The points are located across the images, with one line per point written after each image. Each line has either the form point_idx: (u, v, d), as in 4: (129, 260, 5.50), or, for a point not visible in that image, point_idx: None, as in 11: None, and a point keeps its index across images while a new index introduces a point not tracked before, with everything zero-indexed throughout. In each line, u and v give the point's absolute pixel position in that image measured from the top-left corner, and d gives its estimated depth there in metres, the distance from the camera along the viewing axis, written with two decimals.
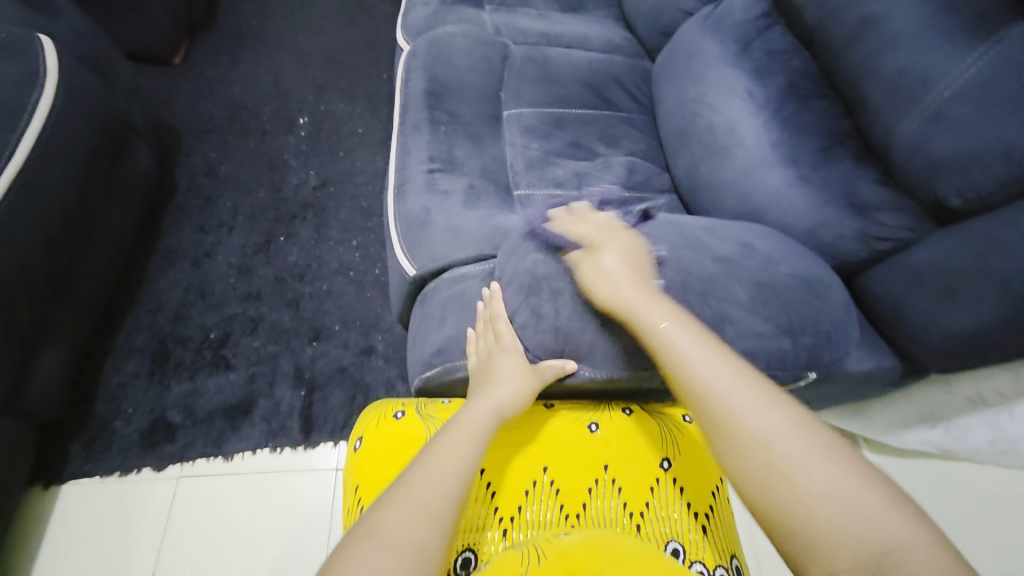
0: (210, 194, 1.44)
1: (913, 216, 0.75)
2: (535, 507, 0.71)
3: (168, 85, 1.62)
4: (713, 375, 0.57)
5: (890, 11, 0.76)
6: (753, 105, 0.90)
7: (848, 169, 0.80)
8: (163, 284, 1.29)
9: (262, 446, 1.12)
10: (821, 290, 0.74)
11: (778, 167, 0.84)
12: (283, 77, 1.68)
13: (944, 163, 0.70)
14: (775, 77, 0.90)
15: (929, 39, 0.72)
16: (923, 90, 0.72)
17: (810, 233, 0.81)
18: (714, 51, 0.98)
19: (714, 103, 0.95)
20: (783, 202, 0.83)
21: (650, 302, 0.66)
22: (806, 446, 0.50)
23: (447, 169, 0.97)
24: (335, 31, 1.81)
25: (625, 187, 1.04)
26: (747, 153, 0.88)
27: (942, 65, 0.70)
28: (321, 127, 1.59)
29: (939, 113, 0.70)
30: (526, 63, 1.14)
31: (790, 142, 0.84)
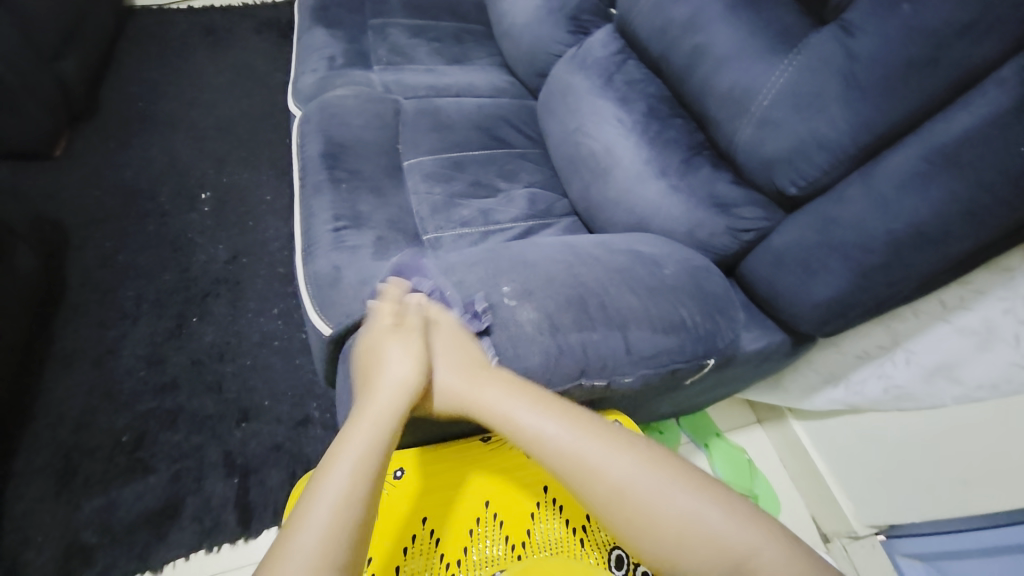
0: (108, 286, 1.35)
1: (765, 207, 0.86)
2: (481, 545, 0.72)
3: (50, 179, 1.52)
4: (590, 465, 0.62)
5: (711, 39, 0.89)
6: (623, 128, 1.00)
7: (709, 175, 0.90)
8: (62, 392, 1.17)
9: (197, 548, 1.03)
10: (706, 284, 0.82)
11: (654, 179, 0.93)
12: (179, 155, 1.64)
13: (778, 159, 0.81)
14: (638, 103, 1.01)
15: (748, 57, 0.84)
16: (751, 100, 0.84)
17: (690, 234, 0.89)
18: (583, 85, 1.09)
19: (591, 131, 1.04)
20: (663, 210, 0.91)
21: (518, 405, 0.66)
22: (649, 487, 0.60)
23: (353, 224, 0.98)
24: (230, 103, 1.81)
25: (528, 217, 1.10)
26: (626, 171, 0.97)
27: (762, 79, 0.82)
28: (226, 200, 1.56)
29: (766, 118, 0.82)
30: (419, 115, 1.20)
31: (658, 157, 0.94)
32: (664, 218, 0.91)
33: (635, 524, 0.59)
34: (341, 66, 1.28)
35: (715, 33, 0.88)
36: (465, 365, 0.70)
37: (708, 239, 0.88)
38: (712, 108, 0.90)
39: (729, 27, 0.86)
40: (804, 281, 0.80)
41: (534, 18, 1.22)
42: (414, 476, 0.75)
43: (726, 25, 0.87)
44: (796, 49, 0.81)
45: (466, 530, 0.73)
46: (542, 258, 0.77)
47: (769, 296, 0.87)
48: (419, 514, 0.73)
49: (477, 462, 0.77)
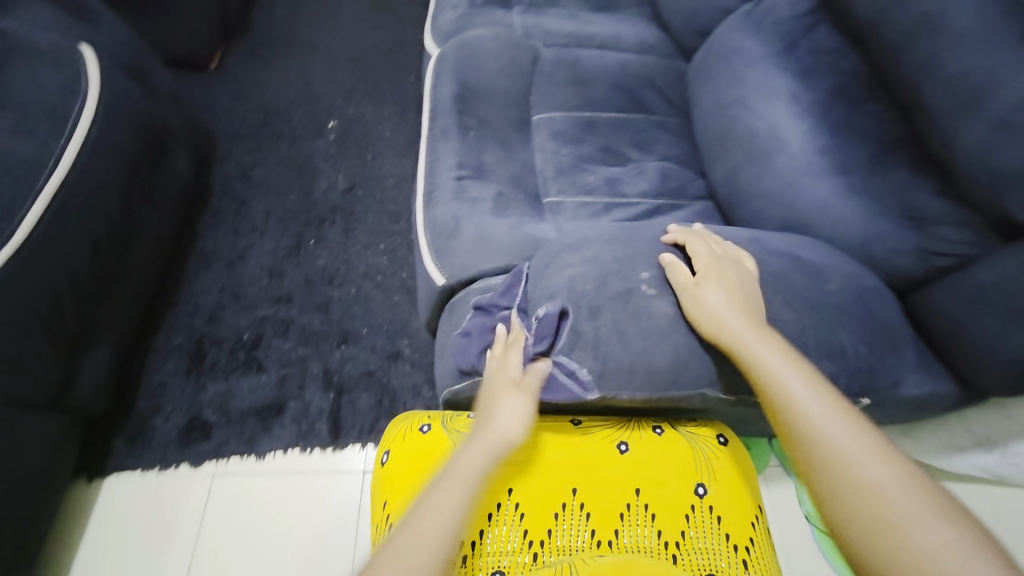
0: (243, 197, 1.47)
1: (973, 231, 0.70)
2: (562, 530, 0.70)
3: (205, 90, 1.65)
4: (809, 402, 0.57)
5: (950, 7, 0.70)
6: (798, 109, 0.86)
7: (904, 178, 0.74)
8: (199, 285, 1.32)
9: (293, 446, 1.14)
10: (867, 309, 0.70)
11: (826, 175, 0.79)
12: (313, 82, 1.71)
13: (1012, 175, 0.64)
14: (822, 82, 0.86)
15: (1004, 34, 0.65)
16: (992, 93, 0.66)
17: (860, 245, 0.76)
18: (755, 51, 0.95)
19: (756, 108, 0.92)
20: (832, 212, 0.78)
21: (744, 320, 0.63)
22: (860, 447, 0.54)
23: (476, 175, 0.95)
24: (364, 34, 1.83)
25: (657, 194, 1.02)
26: (793, 158, 0.83)
27: (1014, 69, 0.64)
28: (350, 131, 1.63)
29: (1009, 118, 0.64)
30: (557, 65, 1.11)
31: (838, 150, 0.79)
32: (830, 222, 0.78)
33: (834, 471, 0.53)
34: (482, 4, 1.22)
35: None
36: (730, 284, 0.66)
37: (881, 257, 0.75)
38: (928, 95, 0.72)
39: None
40: (1007, 330, 0.65)
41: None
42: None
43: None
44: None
45: (549, 510, 0.71)
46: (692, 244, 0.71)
47: (948, 337, 0.72)
48: (504, 484, 0.73)
49: (566, 446, 0.76)
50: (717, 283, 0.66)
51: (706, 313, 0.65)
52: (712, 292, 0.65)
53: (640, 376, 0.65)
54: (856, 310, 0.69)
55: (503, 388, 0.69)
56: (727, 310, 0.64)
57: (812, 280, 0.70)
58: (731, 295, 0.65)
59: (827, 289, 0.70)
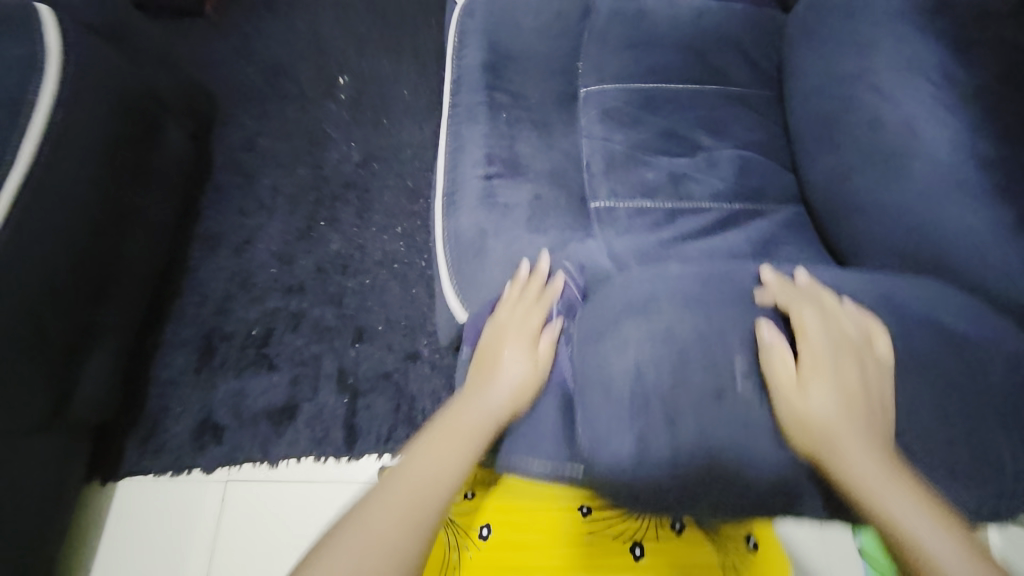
0: (250, 171, 1.33)
1: None
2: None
3: (204, 44, 1.46)
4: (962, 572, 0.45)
5: None
6: (944, 98, 0.66)
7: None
8: (205, 272, 1.21)
9: (307, 454, 1.08)
10: (1021, 393, 0.53)
11: (977, 200, 0.61)
12: (322, 31, 1.49)
13: None
14: (966, 77, 0.65)
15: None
16: None
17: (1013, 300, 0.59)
18: (886, 10, 0.72)
19: (887, 92, 0.69)
20: (1005, 257, 0.59)
21: (851, 431, 0.50)
22: None
23: (508, 173, 0.77)
24: None
25: (735, 196, 0.80)
26: (937, 178, 0.64)
27: None
28: (363, 91, 1.43)
29: None
30: (614, 20, 0.87)
31: (997, 165, 0.61)
32: (995, 269, 0.60)
33: None
34: None
35: None
36: (849, 394, 0.52)
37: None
38: None
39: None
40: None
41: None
42: (502, 541, 0.73)
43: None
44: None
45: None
46: (805, 320, 0.55)
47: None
48: None
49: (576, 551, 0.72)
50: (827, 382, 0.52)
51: (806, 421, 0.51)
52: (816, 397, 0.52)
53: (718, 490, 0.52)
54: (1012, 398, 0.53)
55: (517, 339, 0.64)
56: (832, 419, 0.51)
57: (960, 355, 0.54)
58: (846, 408, 0.51)
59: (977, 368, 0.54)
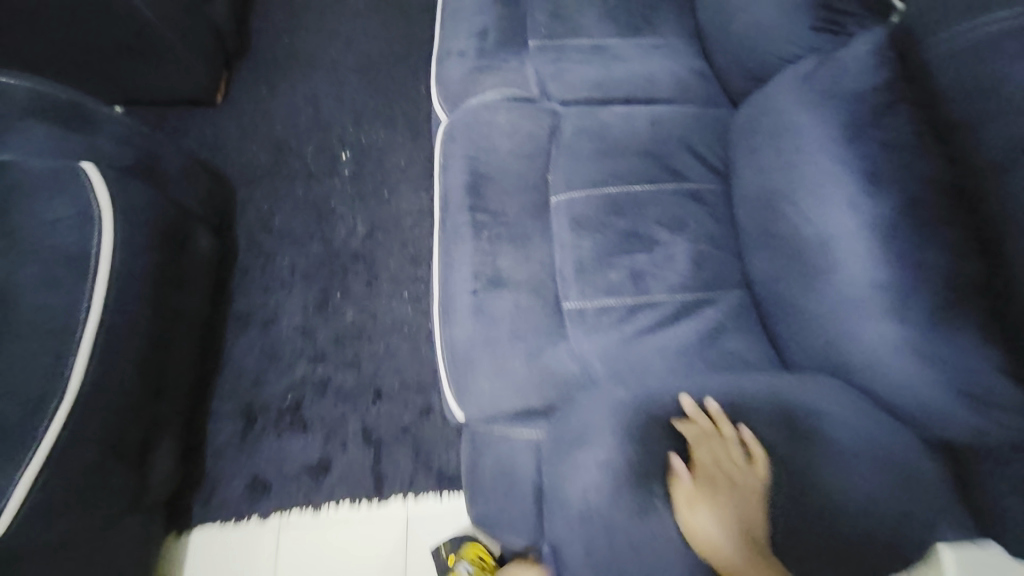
0: (269, 250, 1.48)
1: None
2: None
3: (215, 128, 1.57)
4: None
5: None
6: (859, 221, 0.73)
7: (969, 343, 0.64)
8: (240, 347, 1.39)
9: (343, 501, 1.27)
10: (876, 477, 0.68)
11: (883, 320, 0.69)
12: (322, 106, 1.61)
13: None
14: (890, 190, 0.72)
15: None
16: None
17: (913, 404, 0.69)
18: (812, 131, 0.80)
19: (805, 210, 0.79)
20: (900, 372, 0.69)
21: (739, 544, 0.65)
22: None
23: (492, 288, 0.92)
24: (369, 39, 1.69)
25: (689, 288, 0.93)
26: (845, 295, 0.73)
27: None
28: (364, 163, 1.55)
29: None
30: (578, 135, 1.00)
31: (900, 288, 0.68)
32: (891, 378, 0.70)
33: None
34: (492, 49, 1.07)
35: None
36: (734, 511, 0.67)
37: (939, 424, 0.68)
38: None
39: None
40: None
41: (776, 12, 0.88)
42: None
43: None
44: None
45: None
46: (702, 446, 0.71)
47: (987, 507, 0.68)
48: None
49: None
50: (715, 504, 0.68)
51: (710, 538, 0.66)
52: (719, 517, 0.67)
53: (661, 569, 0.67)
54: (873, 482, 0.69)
55: None
56: (725, 538, 0.66)
57: (841, 463, 0.69)
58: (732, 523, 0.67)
59: (856, 465, 0.68)
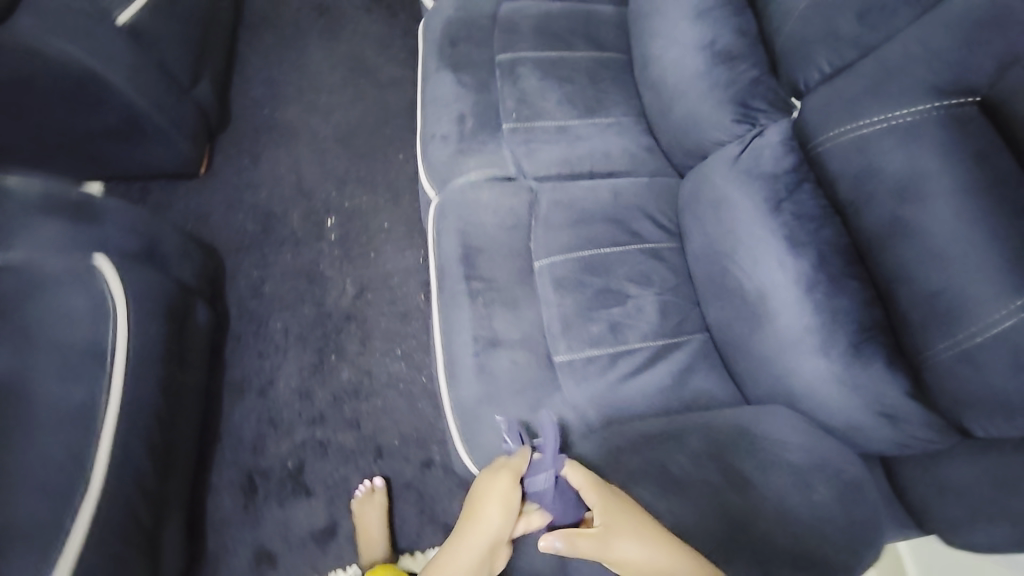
0: (260, 317, 1.51)
1: (938, 429, 0.77)
2: (485, 511, 0.83)
3: (199, 200, 1.61)
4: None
5: (925, 228, 0.76)
6: (789, 275, 0.90)
7: (881, 373, 0.80)
8: (238, 417, 1.41)
9: (352, 563, 1.30)
10: (826, 489, 0.83)
11: (818, 355, 0.85)
12: (305, 174, 1.68)
13: (971, 402, 0.73)
14: (808, 252, 0.89)
15: (977, 268, 0.71)
16: (957, 322, 0.73)
17: (844, 430, 0.84)
18: (744, 202, 0.98)
19: (745, 266, 0.96)
20: (832, 403, 0.84)
21: (654, 560, 0.75)
22: None
23: (491, 348, 1.03)
24: (346, 108, 1.78)
25: (660, 335, 1.08)
26: (787, 336, 0.89)
27: (982, 303, 0.70)
28: (349, 227, 1.63)
29: (970, 354, 0.72)
30: (553, 208, 1.15)
31: (825, 329, 0.85)
32: (825, 406, 0.85)
33: None
34: (472, 133, 1.21)
35: (935, 220, 0.75)
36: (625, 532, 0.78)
37: (869, 441, 0.83)
38: (908, 295, 0.78)
39: (951, 217, 0.74)
40: (965, 522, 0.75)
41: (711, 102, 1.07)
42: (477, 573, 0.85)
43: (950, 211, 0.74)
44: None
45: (490, 562, 0.82)
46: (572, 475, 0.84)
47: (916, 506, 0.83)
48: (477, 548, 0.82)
49: None
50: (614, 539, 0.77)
51: (635, 572, 0.76)
52: (627, 547, 0.76)
53: None
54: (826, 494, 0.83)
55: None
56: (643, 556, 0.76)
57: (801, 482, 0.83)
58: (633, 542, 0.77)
59: (811, 481, 0.83)
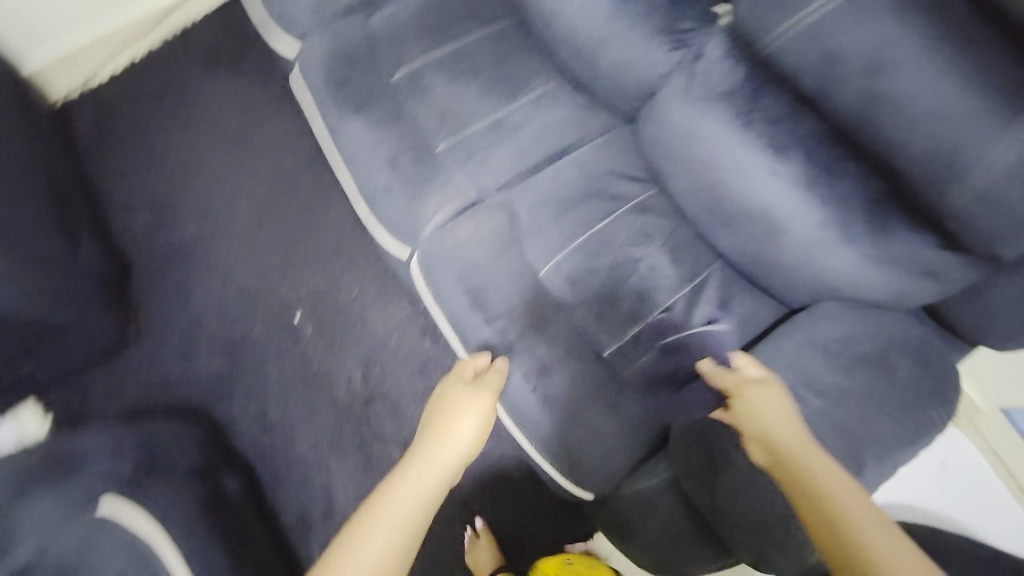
0: (282, 445, 1.39)
1: (972, 264, 0.82)
2: (456, 427, 0.89)
3: (151, 363, 1.42)
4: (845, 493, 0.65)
5: (906, 96, 0.77)
6: (789, 181, 0.90)
7: (908, 238, 0.84)
8: (319, 549, 1.33)
9: None
10: (900, 358, 0.88)
11: (843, 246, 0.88)
12: (243, 280, 1.50)
13: (998, 234, 0.77)
14: (796, 154, 0.90)
15: (972, 105, 0.73)
16: (966, 172, 0.76)
17: (890, 298, 0.90)
18: (714, 127, 0.95)
19: (741, 188, 0.95)
20: (875, 280, 0.88)
21: (787, 427, 0.75)
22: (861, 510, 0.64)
23: (546, 376, 0.98)
24: (246, 190, 1.57)
25: (685, 282, 1.08)
26: (810, 238, 0.90)
27: (982, 146, 0.74)
28: (319, 311, 1.48)
29: (985, 195, 0.75)
30: (532, 211, 1.10)
31: (842, 218, 0.87)
32: (866, 286, 0.90)
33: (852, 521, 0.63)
34: (413, 171, 1.10)
35: (911, 85, 0.77)
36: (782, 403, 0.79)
37: (917, 300, 0.89)
38: (908, 157, 0.80)
39: (929, 70, 0.75)
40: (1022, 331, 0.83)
41: (638, 38, 1.02)
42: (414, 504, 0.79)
43: (929, 63, 0.75)
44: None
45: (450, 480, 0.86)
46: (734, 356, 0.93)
47: (976, 331, 0.89)
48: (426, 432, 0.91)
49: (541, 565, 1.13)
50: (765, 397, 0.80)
51: (761, 425, 0.76)
52: (769, 399, 0.79)
53: None
54: (901, 361, 0.88)
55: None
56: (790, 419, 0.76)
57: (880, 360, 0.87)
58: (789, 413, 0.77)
59: (889, 357, 0.88)
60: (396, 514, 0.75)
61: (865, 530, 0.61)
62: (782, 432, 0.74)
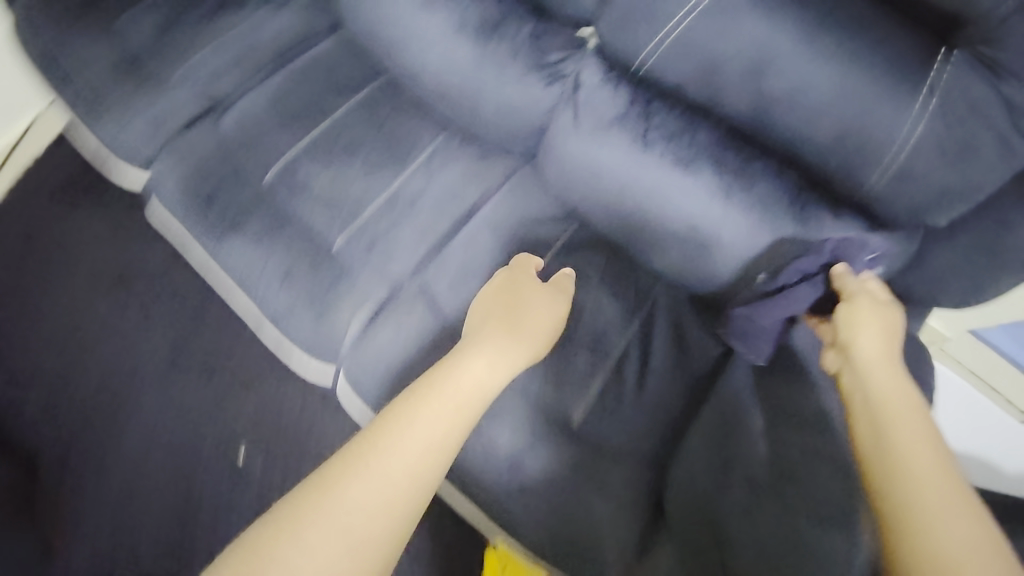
0: None
1: (907, 241, 0.77)
2: (523, 308, 0.88)
3: (91, 550, 1.25)
4: (923, 430, 0.65)
5: (795, 87, 0.70)
6: (704, 198, 0.84)
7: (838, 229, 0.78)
8: None
9: None
10: None
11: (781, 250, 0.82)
12: (172, 425, 1.34)
13: (926, 210, 0.71)
14: (704, 167, 0.84)
15: (867, 88, 0.66)
16: (879, 154, 0.68)
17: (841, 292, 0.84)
18: (613, 159, 0.89)
19: (659, 213, 0.89)
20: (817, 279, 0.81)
21: (880, 358, 0.72)
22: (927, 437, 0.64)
23: (515, 465, 0.91)
24: (150, 324, 1.42)
25: (633, 318, 1.02)
26: (743, 250, 0.85)
27: (888, 125, 0.66)
28: (265, 436, 1.34)
29: (905, 174, 0.68)
30: (454, 288, 1.00)
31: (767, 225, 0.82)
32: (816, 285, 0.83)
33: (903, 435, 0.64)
34: (318, 282, 1.01)
35: (796, 75, 0.69)
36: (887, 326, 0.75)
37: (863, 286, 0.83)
38: (812, 151, 0.73)
39: (810, 60, 0.68)
40: (976, 294, 0.78)
41: (510, 81, 0.94)
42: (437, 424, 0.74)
43: (809, 53, 0.68)
44: (947, 60, 0.64)
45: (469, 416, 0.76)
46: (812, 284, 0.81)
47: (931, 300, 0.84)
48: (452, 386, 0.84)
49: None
50: (874, 325, 0.74)
51: (851, 345, 0.75)
52: (872, 325, 0.74)
53: None
54: None
55: None
56: (889, 352, 0.73)
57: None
58: (887, 339, 0.74)
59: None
60: (421, 442, 0.70)
61: (916, 461, 0.61)
62: (864, 358, 0.73)
